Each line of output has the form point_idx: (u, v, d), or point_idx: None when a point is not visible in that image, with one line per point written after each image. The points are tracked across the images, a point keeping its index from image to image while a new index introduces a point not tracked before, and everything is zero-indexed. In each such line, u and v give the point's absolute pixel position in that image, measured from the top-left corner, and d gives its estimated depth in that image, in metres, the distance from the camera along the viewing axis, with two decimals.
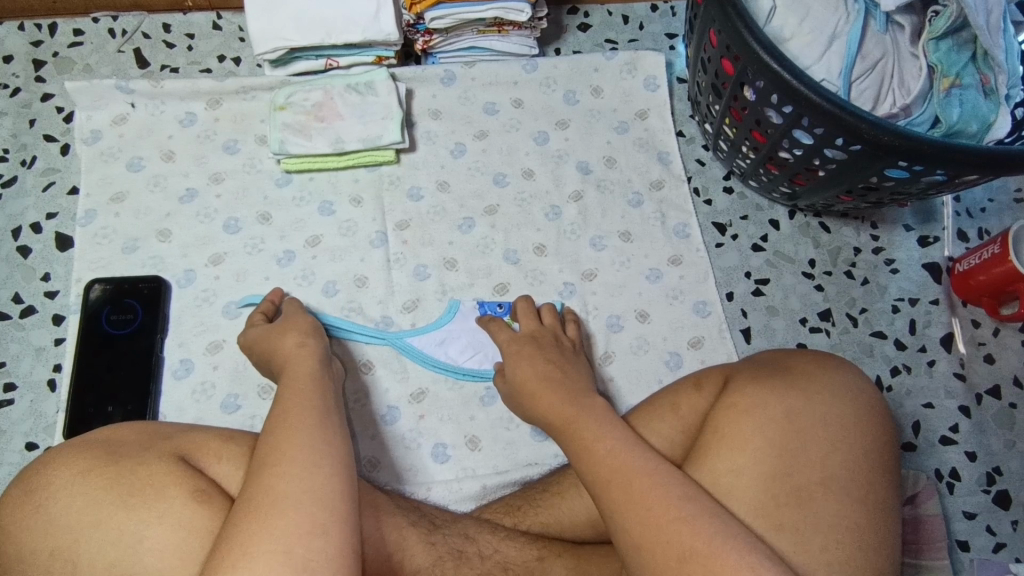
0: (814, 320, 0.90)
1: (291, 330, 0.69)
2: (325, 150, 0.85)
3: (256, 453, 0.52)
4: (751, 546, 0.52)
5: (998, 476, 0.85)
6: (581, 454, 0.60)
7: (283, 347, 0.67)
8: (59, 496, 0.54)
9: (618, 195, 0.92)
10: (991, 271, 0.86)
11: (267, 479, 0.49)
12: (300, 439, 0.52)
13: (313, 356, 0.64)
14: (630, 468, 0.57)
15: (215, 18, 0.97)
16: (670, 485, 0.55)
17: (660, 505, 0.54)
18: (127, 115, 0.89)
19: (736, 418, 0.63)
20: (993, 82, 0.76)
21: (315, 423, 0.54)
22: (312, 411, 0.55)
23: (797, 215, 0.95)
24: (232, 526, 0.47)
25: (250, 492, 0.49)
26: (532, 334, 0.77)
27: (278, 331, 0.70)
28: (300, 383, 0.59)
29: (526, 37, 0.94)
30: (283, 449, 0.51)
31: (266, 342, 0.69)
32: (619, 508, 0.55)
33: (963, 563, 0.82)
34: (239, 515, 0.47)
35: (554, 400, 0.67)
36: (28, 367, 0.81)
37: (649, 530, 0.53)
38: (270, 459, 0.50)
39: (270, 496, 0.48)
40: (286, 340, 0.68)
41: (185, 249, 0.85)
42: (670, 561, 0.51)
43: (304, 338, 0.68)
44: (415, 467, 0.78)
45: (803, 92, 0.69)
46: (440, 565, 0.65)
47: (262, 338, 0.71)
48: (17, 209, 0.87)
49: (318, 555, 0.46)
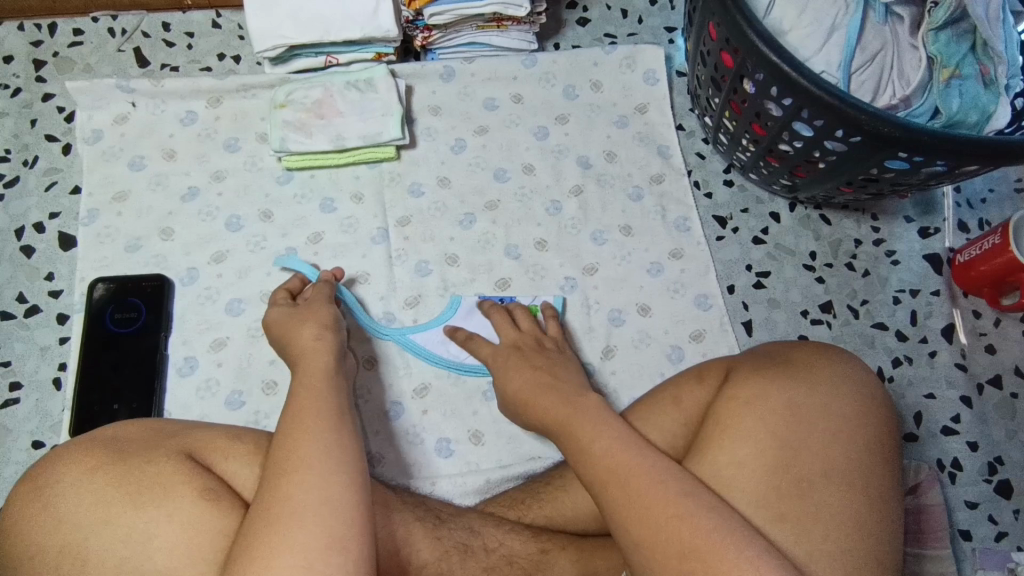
0: (815, 312, 0.90)
1: (313, 318, 0.69)
2: (326, 147, 0.86)
3: (271, 456, 0.52)
4: (751, 539, 0.52)
5: (999, 466, 0.85)
6: (579, 450, 0.61)
7: (299, 342, 0.66)
8: (69, 494, 0.54)
9: (618, 189, 0.92)
10: (992, 261, 0.86)
11: (280, 485, 0.50)
12: (315, 444, 0.52)
13: (324, 352, 0.64)
14: (627, 466, 0.57)
15: (214, 16, 0.97)
16: (668, 482, 0.55)
17: (660, 501, 0.54)
18: (128, 114, 0.89)
19: (736, 410, 0.64)
20: (993, 72, 0.75)
21: (329, 426, 0.54)
22: (328, 413, 0.56)
23: (798, 207, 0.95)
24: (252, 538, 0.47)
25: (269, 501, 0.49)
26: (514, 343, 0.77)
27: (298, 320, 0.69)
28: (312, 381, 0.59)
29: (525, 32, 0.95)
30: (299, 456, 0.51)
31: (286, 329, 0.69)
32: (618, 505, 0.55)
33: (965, 553, 0.82)
34: (258, 528, 0.48)
35: (554, 396, 0.67)
36: (33, 367, 0.81)
37: (648, 528, 0.53)
38: (286, 466, 0.51)
39: (288, 508, 0.48)
40: (304, 331, 0.68)
41: (187, 248, 0.85)
42: (670, 557, 0.52)
43: (325, 329, 0.68)
44: (419, 462, 0.78)
45: (804, 85, 0.69)
46: (447, 559, 0.65)
47: (284, 323, 0.71)
48: (20, 208, 0.87)
49: (337, 570, 0.46)
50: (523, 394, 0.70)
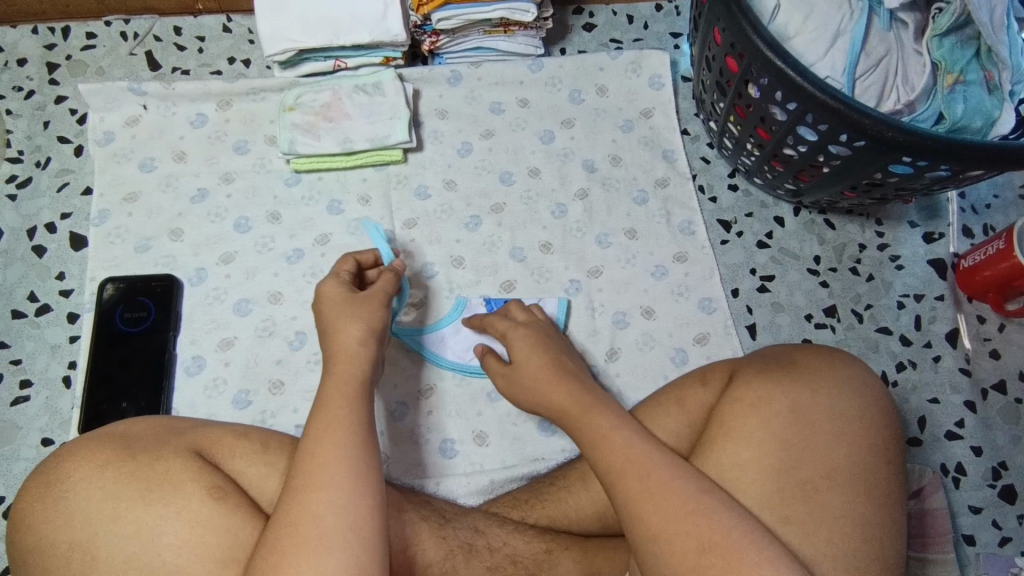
0: (820, 316, 0.91)
1: (366, 315, 0.65)
2: (334, 150, 0.87)
3: (297, 467, 0.53)
4: (769, 539, 0.53)
5: (1003, 471, 0.85)
6: (593, 442, 0.61)
7: (340, 342, 0.62)
8: (79, 489, 0.55)
9: (623, 192, 0.93)
10: (997, 266, 0.86)
11: (306, 505, 0.51)
12: (343, 460, 0.53)
13: (355, 357, 0.61)
14: (642, 460, 0.57)
15: (225, 20, 0.99)
16: (685, 478, 0.56)
17: (678, 496, 0.55)
18: (139, 116, 0.90)
19: (744, 411, 0.64)
20: (998, 77, 0.76)
21: (356, 438, 0.55)
22: (354, 430, 0.56)
23: (802, 212, 0.96)
24: (281, 557, 0.49)
25: (297, 519, 0.50)
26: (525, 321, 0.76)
27: (350, 314, 0.65)
28: (338, 387, 0.59)
29: (532, 36, 0.95)
30: (327, 474, 0.52)
31: (335, 314, 0.65)
32: (634, 498, 0.56)
33: (969, 558, 0.82)
34: (286, 548, 0.49)
35: (563, 390, 0.66)
36: (44, 364, 0.82)
37: (666, 522, 0.54)
38: (313, 483, 0.52)
39: (317, 532, 0.50)
40: (350, 327, 0.64)
41: (196, 248, 0.86)
42: (689, 552, 0.52)
43: (370, 329, 0.64)
44: (424, 462, 0.79)
45: (814, 91, 0.70)
46: (451, 559, 0.66)
47: (339, 306, 0.65)
48: (33, 209, 0.89)
49: None
50: (534, 391, 0.68)
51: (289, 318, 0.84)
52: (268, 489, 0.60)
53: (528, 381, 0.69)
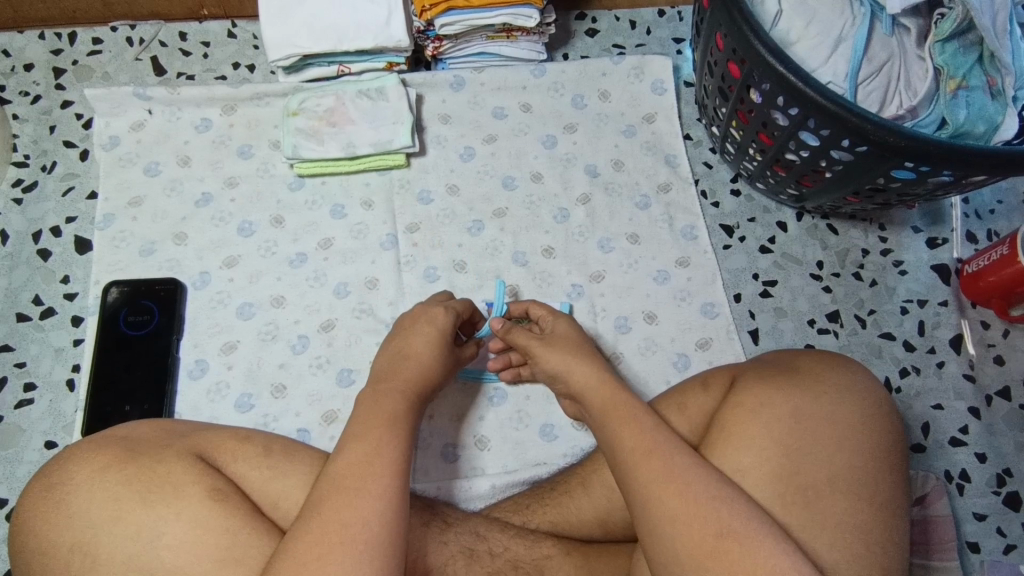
0: (822, 321, 0.90)
1: (436, 354, 0.68)
2: (337, 154, 0.87)
3: (331, 470, 0.54)
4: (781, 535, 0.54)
5: (1008, 478, 0.85)
6: (617, 429, 0.61)
7: (402, 367, 0.65)
8: (80, 491, 0.55)
9: (626, 197, 0.93)
10: (1001, 272, 0.86)
11: (340, 507, 0.51)
12: (377, 467, 0.54)
13: (412, 382, 0.64)
14: (665, 446, 0.58)
15: (230, 26, 1.00)
16: (705, 467, 0.57)
17: (700, 482, 0.55)
18: (144, 121, 0.91)
19: (753, 410, 0.64)
20: (1000, 83, 0.75)
21: (383, 445, 0.56)
22: (389, 443, 0.56)
23: (805, 217, 0.96)
24: (306, 555, 0.49)
25: (321, 522, 0.50)
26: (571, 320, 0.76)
27: (431, 354, 0.68)
28: (384, 402, 0.60)
29: (535, 42, 0.96)
30: (359, 479, 0.53)
31: (421, 345, 0.68)
32: (652, 484, 0.56)
33: (974, 565, 0.81)
34: (314, 547, 0.49)
35: (589, 377, 0.66)
36: (48, 367, 0.83)
37: (687, 506, 0.54)
38: (352, 485, 0.52)
39: (347, 533, 0.50)
40: (427, 359, 0.67)
41: (199, 252, 0.86)
42: (705, 538, 0.53)
43: (431, 355, 0.68)
44: (424, 466, 0.79)
45: (823, 92, 0.69)
46: (452, 564, 0.66)
47: (429, 345, 0.68)
48: (39, 212, 0.89)
49: None
50: (561, 376, 0.69)
51: (292, 322, 0.84)
52: (269, 492, 0.60)
53: (554, 368, 0.69)
